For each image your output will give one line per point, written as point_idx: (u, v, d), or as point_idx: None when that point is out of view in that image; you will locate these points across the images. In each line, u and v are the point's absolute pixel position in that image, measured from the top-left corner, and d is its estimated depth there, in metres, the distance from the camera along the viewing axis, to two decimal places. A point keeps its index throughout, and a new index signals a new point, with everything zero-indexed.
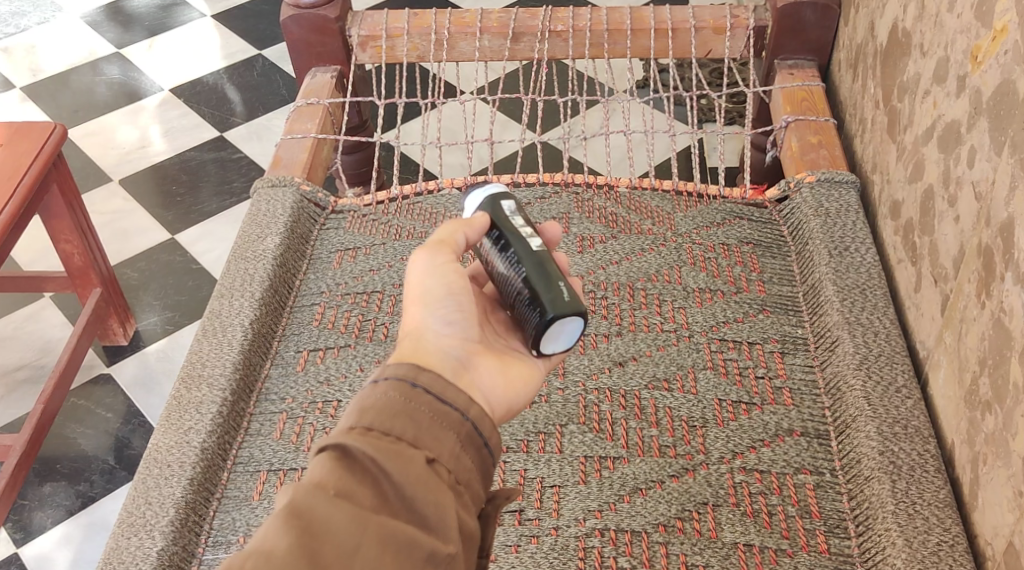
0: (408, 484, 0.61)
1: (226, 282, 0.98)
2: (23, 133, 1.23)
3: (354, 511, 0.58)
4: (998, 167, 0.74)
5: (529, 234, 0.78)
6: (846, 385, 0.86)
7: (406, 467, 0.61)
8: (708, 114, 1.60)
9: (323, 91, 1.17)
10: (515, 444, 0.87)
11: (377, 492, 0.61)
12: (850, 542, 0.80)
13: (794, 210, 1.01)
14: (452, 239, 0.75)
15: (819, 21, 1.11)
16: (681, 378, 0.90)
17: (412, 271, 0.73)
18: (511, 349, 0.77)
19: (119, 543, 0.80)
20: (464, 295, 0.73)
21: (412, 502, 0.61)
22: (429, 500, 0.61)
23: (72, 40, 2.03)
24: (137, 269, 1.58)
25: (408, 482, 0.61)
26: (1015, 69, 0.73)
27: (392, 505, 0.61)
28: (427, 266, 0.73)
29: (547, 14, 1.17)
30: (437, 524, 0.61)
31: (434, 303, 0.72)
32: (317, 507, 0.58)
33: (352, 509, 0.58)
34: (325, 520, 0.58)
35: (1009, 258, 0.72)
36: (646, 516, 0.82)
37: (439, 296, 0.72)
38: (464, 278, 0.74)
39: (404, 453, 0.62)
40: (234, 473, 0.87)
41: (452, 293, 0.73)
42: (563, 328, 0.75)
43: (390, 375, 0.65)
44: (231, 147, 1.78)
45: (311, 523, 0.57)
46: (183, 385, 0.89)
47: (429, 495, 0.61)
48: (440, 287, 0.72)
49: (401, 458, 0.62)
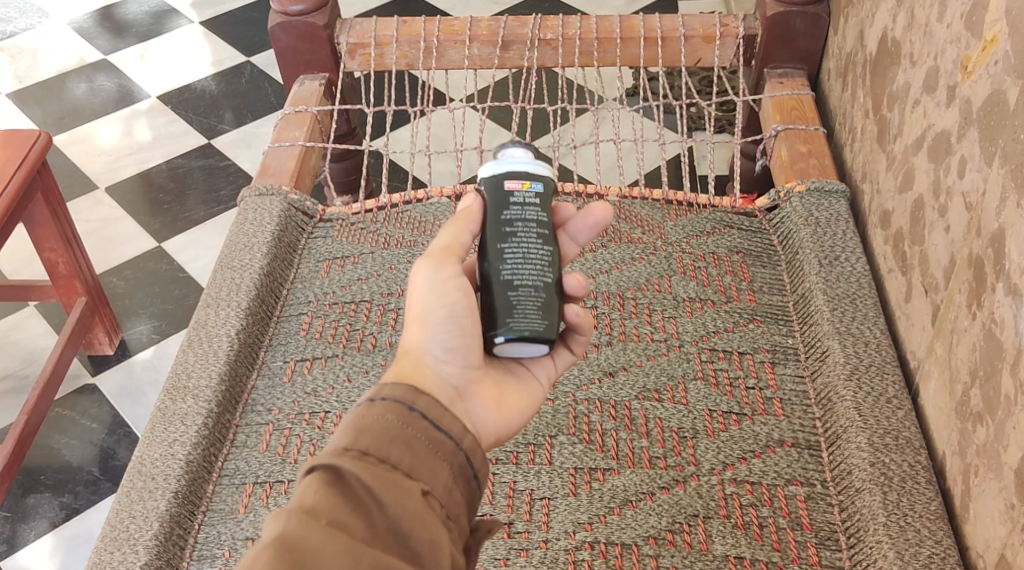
0: (402, 517, 0.60)
1: (211, 292, 0.96)
2: (6, 142, 1.22)
3: (348, 542, 0.57)
4: (989, 177, 0.74)
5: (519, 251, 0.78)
6: (837, 397, 0.85)
7: (404, 499, 0.61)
8: (697, 122, 1.62)
9: (312, 99, 1.16)
10: (504, 456, 0.86)
11: (369, 525, 0.60)
12: (841, 554, 0.79)
13: (784, 219, 1.01)
14: (455, 245, 0.73)
15: (808, 30, 1.11)
16: (671, 388, 0.89)
17: (413, 286, 0.71)
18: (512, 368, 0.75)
19: (102, 557, 0.79)
20: (465, 315, 0.71)
21: (405, 535, 0.60)
22: (424, 536, 0.60)
23: (58, 47, 2.02)
24: (123, 277, 1.57)
25: (403, 515, 0.60)
26: (1006, 80, 0.73)
27: (384, 537, 0.60)
28: (427, 280, 0.71)
29: (537, 22, 1.17)
30: (427, 560, 0.60)
31: (434, 325, 0.70)
32: (310, 538, 0.56)
33: (346, 540, 0.57)
34: (317, 552, 0.56)
35: (1000, 269, 0.72)
36: (637, 528, 0.81)
37: (440, 316, 0.70)
38: (466, 292, 0.71)
39: (401, 484, 0.61)
40: (220, 485, 0.86)
41: (451, 315, 0.70)
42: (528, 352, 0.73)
43: (388, 396, 0.64)
44: (219, 154, 1.77)
45: (303, 556, 0.56)
46: (168, 398, 0.88)
47: (425, 531, 0.60)
48: (440, 308, 0.70)
49: (399, 490, 0.61)
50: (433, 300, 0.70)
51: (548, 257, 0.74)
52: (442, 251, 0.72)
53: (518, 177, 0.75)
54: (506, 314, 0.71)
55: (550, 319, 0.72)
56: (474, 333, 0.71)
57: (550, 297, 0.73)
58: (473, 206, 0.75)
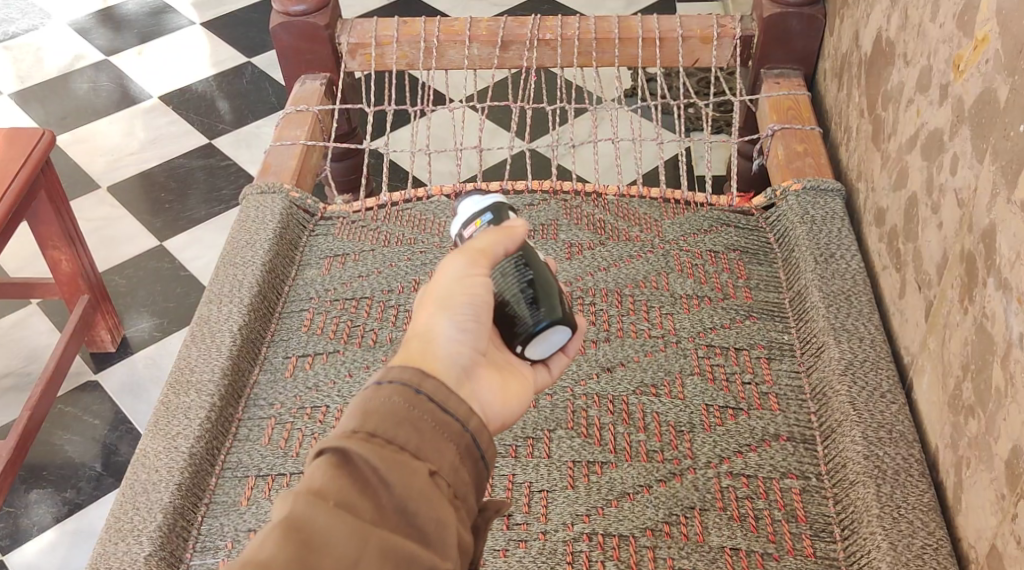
0: (409, 496, 0.61)
1: (215, 288, 0.98)
2: (11, 141, 1.23)
3: (354, 525, 0.58)
4: (980, 174, 0.75)
5: None
6: (832, 392, 0.86)
7: (410, 479, 0.61)
8: (695, 123, 1.64)
9: (313, 98, 1.18)
10: (503, 449, 0.87)
11: (376, 506, 0.60)
12: (835, 545, 0.80)
13: (780, 218, 1.02)
14: (491, 252, 0.75)
15: (804, 31, 1.12)
16: (668, 383, 0.91)
17: (442, 273, 0.73)
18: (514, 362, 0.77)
19: (106, 548, 0.80)
20: (484, 306, 0.73)
21: (412, 516, 0.61)
22: (430, 516, 0.61)
23: (60, 47, 2.03)
24: (125, 276, 1.58)
25: (409, 495, 0.61)
26: (996, 78, 0.74)
27: (391, 518, 0.60)
28: (456, 271, 0.73)
29: (536, 23, 1.18)
30: (434, 539, 0.61)
31: (454, 308, 0.72)
32: (318, 519, 0.58)
33: (353, 522, 0.58)
34: (325, 533, 0.57)
35: (991, 264, 0.73)
36: (635, 520, 0.82)
37: (459, 299, 0.72)
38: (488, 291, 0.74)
39: (408, 465, 0.62)
40: (223, 479, 0.87)
41: (472, 301, 0.72)
42: (556, 339, 0.78)
43: (394, 379, 0.65)
44: (220, 154, 1.78)
45: (310, 537, 0.57)
46: (172, 391, 0.89)
47: (431, 512, 0.61)
48: (462, 294, 0.72)
49: (405, 470, 0.62)
50: (458, 287, 0.72)
51: (517, 256, 0.78)
52: (478, 251, 0.74)
53: (471, 221, 0.82)
54: (509, 325, 0.77)
55: (552, 305, 0.78)
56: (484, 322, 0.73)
57: (542, 292, 0.78)
58: (516, 227, 0.76)
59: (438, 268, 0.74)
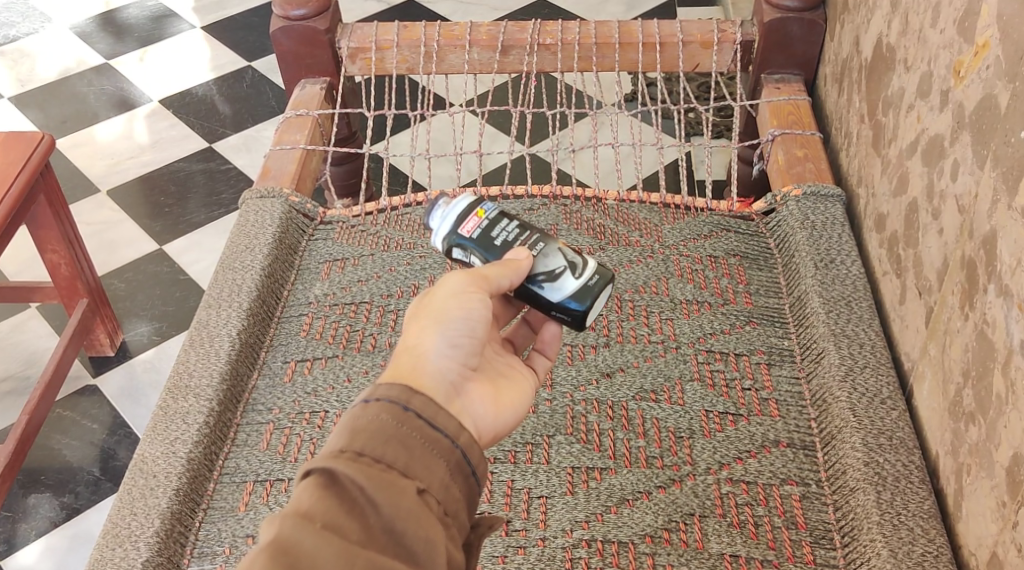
0: (397, 517, 0.61)
1: (214, 292, 0.97)
2: (10, 144, 1.23)
3: (341, 546, 0.58)
4: (981, 180, 0.75)
5: (504, 238, 0.81)
6: (832, 397, 0.86)
7: (398, 499, 0.61)
8: (695, 127, 1.65)
9: (312, 103, 1.17)
10: (502, 454, 0.87)
11: (364, 525, 0.60)
12: (835, 553, 0.80)
13: (780, 223, 1.02)
14: (495, 279, 0.75)
15: (805, 35, 1.12)
16: (668, 389, 0.90)
17: (438, 287, 0.73)
18: (500, 373, 0.77)
19: (103, 554, 0.79)
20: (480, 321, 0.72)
21: (401, 535, 0.60)
22: (419, 536, 0.61)
23: (60, 51, 2.03)
24: (124, 279, 1.58)
25: (397, 515, 0.61)
26: (997, 84, 0.74)
27: (378, 538, 0.60)
28: (454, 286, 0.73)
29: (536, 27, 1.17)
30: (423, 559, 0.61)
31: (446, 322, 0.71)
32: (305, 541, 0.57)
33: (340, 543, 0.58)
34: (311, 556, 0.57)
35: (991, 270, 0.73)
36: (634, 527, 0.82)
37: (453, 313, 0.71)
38: (486, 307, 0.73)
39: (396, 483, 0.62)
40: (220, 484, 0.87)
41: (466, 316, 0.72)
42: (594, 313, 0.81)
43: (382, 396, 0.65)
44: (220, 157, 1.78)
45: (296, 561, 0.57)
46: (170, 396, 0.89)
47: (418, 531, 0.61)
48: (456, 309, 0.71)
49: (393, 489, 0.61)
50: (453, 300, 0.72)
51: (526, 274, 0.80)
52: (479, 276, 0.74)
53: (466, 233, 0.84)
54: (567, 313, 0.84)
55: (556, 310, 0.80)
56: (479, 336, 0.72)
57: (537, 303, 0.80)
58: (520, 260, 0.78)
59: (437, 283, 0.74)
